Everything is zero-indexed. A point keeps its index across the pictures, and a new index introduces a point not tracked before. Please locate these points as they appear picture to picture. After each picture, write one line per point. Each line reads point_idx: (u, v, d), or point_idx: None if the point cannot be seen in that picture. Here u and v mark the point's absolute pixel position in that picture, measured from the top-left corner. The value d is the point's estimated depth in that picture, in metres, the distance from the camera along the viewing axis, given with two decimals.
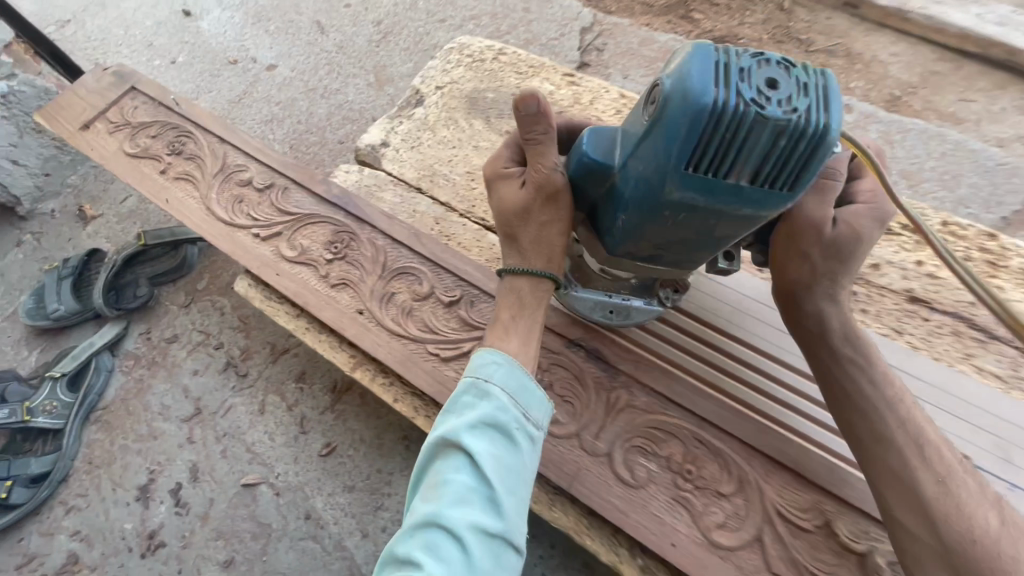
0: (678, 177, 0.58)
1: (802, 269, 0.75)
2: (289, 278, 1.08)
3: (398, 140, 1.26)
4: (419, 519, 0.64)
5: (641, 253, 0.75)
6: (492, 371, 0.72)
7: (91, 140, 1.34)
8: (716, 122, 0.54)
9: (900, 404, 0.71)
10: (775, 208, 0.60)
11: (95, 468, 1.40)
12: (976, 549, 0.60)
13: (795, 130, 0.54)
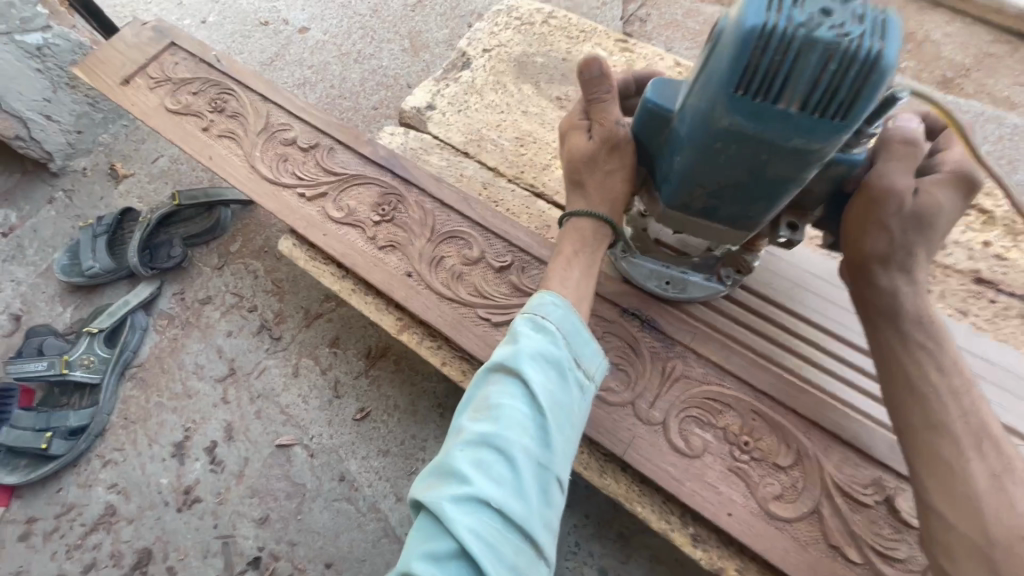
0: (722, 104, 0.52)
1: (881, 239, 0.67)
2: (335, 238, 1.06)
3: (444, 103, 1.23)
4: (471, 437, 0.64)
5: (694, 204, 0.68)
6: (551, 310, 0.72)
7: (137, 99, 1.30)
8: (763, 40, 0.48)
9: (964, 391, 0.63)
10: (826, 145, 0.53)
11: (131, 424, 1.41)
12: (1022, 548, 0.53)
13: (846, 54, 0.47)
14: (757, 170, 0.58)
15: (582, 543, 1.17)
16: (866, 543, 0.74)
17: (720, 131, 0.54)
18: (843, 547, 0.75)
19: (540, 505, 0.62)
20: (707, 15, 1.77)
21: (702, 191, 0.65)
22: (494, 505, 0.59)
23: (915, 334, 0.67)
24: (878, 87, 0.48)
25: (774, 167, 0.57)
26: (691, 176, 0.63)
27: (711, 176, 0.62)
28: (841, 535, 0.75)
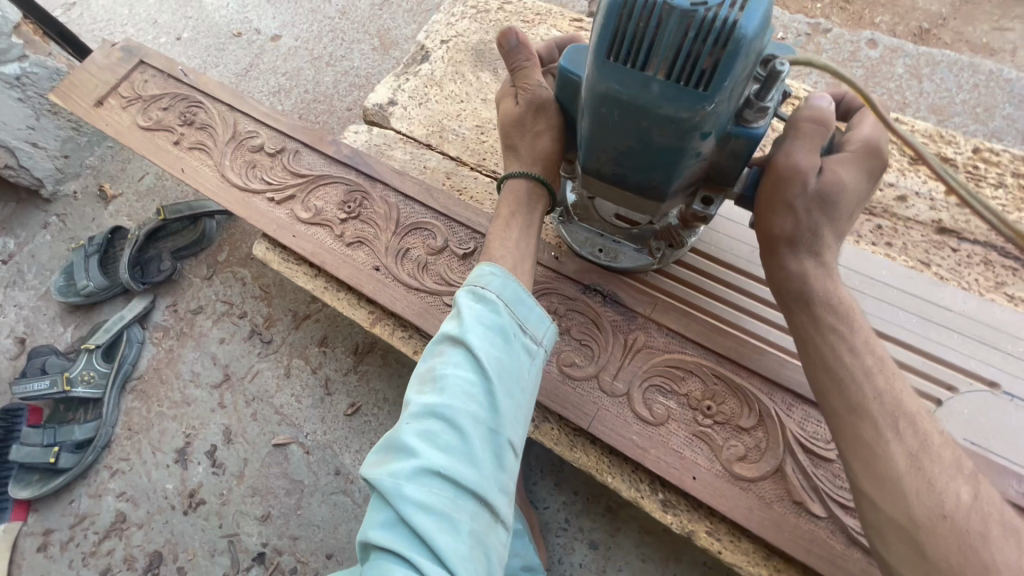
0: (599, 70, 0.61)
1: (788, 219, 0.73)
2: (304, 238, 1.09)
3: (405, 98, 1.25)
4: (419, 408, 0.67)
5: (604, 171, 0.75)
6: (490, 282, 0.76)
7: (106, 116, 1.36)
8: (629, 11, 0.57)
9: (878, 371, 0.68)
10: (697, 111, 0.60)
11: (135, 434, 1.47)
12: (941, 527, 0.58)
13: (702, 22, 0.55)
14: (643, 136, 0.65)
15: (572, 519, 1.19)
16: (829, 496, 0.75)
17: (603, 97, 0.63)
18: (806, 501, 0.76)
19: (491, 467, 0.66)
20: None
21: (608, 161, 0.72)
22: (445, 468, 0.62)
23: (827, 318, 0.73)
24: (733, 52, 0.56)
25: (656, 133, 0.64)
26: (595, 145, 0.71)
27: (611, 144, 0.69)
28: (804, 490, 0.76)
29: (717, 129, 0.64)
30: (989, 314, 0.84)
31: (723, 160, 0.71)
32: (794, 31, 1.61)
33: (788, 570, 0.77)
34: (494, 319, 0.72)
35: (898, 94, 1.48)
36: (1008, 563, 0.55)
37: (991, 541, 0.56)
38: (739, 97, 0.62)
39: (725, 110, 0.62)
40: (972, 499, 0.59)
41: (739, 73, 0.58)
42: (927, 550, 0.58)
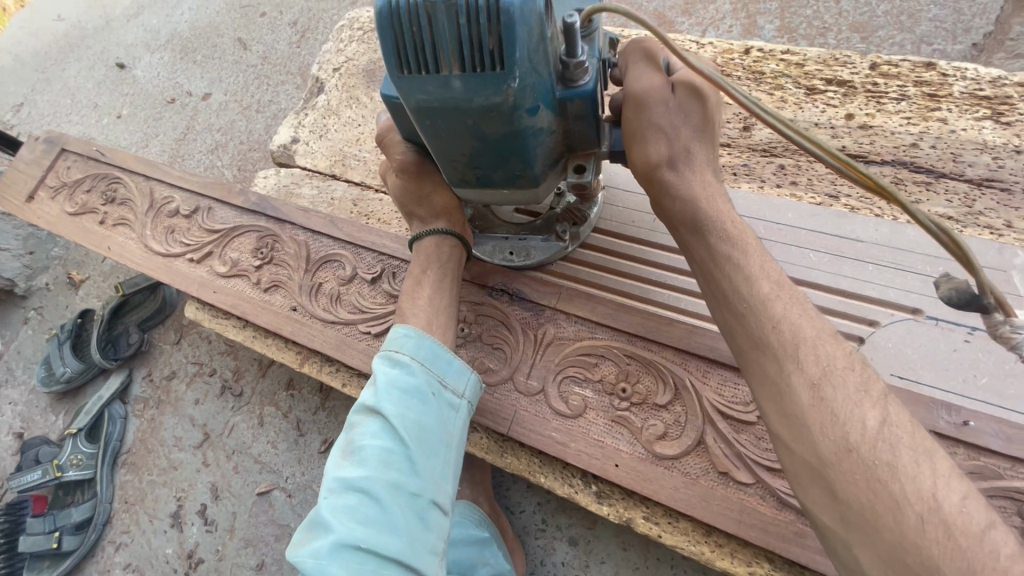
0: (400, 87, 0.57)
1: (660, 143, 0.70)
2: (225, 292, 1.10)
3: (306, 133, 1.25)
4: (337, 484, 0.67)
5: (468, 180, 0.69)
6: (403, 343, 0.76)
7: (39, 210, 1.40)
8: (399, 23, 0.55)
9: (773, 296, 0.60)
10: (510, 92, 0.56)
11: (131, 506, 1.51)
12: (848, 462, 0.50)
13: (469, 7, 0.53)
14: (477, 134, 0.60)
15: (549, 519, 1.17)
16: (754, 461, 0.72)
17: (418, 110, 0.59)
18: (731, 471, 0.72)
19: (416, 531, 0.66)
20: None
21: (464, 170, 0.66)
22: (364, 543, 0.63)
23: (722, 250, 0.65)
24: (509, 21, 0.53)
25: (486, 127, 0.59)
26: (442, 159, 0.66)
27: (455, 153, 0.64)
28: (728, 459, 0.73)
29: (544, 98, 0.60)
30: (903, 237, 0.80)
31: (571, 125, 0.68)
32: None
33: (731, 544, 0.73)
34: (409, 383, 0.72)
35: (817, 21, 1.40)
36: (922, 493, 0.47)
37: (902, 471, 0.48)
38: (548, 60, 0.59)
39: (539, 78, 0.58)
40: (880, 423, 0.50)
41: (527, 38, 0.55)
42: (836, 490, 0.50)
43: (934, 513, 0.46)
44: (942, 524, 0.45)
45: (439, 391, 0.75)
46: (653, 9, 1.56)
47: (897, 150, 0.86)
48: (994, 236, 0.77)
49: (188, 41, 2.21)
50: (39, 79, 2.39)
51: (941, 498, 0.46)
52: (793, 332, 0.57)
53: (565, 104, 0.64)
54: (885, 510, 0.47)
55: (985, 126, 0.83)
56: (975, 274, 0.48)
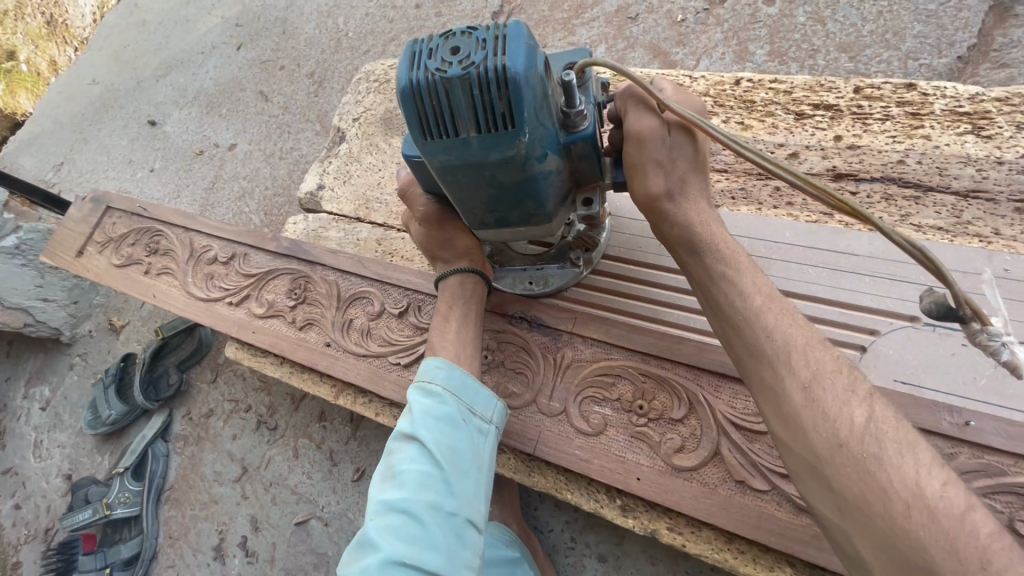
0: (424, 149, 0.65)
1: (660, 177, 0.76)
2: (263, 332, 1.18)
3: (331, 180, 1.35)
4: (379, 505, 0.73)
5: (488, 222, 0.76)
6: (434, 374, 0.82)
7: (88, 264, 1.52)
8: (418, 96, 0.62)
9: (765, 307, 0.66)
10: (521, 146, 0.63)
11: (176, 541, 1.58)
12: (839, 456, 0.55)
13: (478, 78, 0.60)
14: (495, 183, 0.67)
15: (577, 536, 1.20)
16: (769, 469, 0.76)
17: (441, 168, 0.66)
18: (748, 479, 0.76)
19: (454, 548, 0.72)
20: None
21: (484, 213, 0.74)
22: (407, 559, 0.68)
23: (716, 267, 0.73)
24: (515, 86, 0.59)
25: (502, 177, 0.66)
26: (464, 206, 0.73)
27: (476, 200, 0.71)
28: (744, 468, 0.77)
29: (551, 145, 0.68)
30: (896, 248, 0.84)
31: (576, 165, 0.75)
32: (692, 10, 1.63)
33: (752, 550, 0.77)
34: (442, 411, 0.78)
35: (806, 43, 1.47)
36: (907, 481, 0.52)
37: (887, 461, 0.53)
38: (551, 113, 0.66)
39: (545, 129, 0.65)
40: (867, 419, 0.56)
41: (532, 99, 0.61)
42: (831, 482, 0.56)
43: (918, 498, 0.50)
44: (926, 509, 0.50)
45: (469, 418, 0.81)
46: (648, 42, 1.65)
47: (885, 168, 0.91)
48: (983, 244, 0.82)
49: (213, 96, 2.37)
50: (77, 139, 2.57)
51: (924, 485, 0.51)
52: (785, 340, 0.63)
53: (569, 147, 0.72)
54: (874, 497, 0.52)
55: (968, 140, 0.88)
56: (950, 287, 0.52)
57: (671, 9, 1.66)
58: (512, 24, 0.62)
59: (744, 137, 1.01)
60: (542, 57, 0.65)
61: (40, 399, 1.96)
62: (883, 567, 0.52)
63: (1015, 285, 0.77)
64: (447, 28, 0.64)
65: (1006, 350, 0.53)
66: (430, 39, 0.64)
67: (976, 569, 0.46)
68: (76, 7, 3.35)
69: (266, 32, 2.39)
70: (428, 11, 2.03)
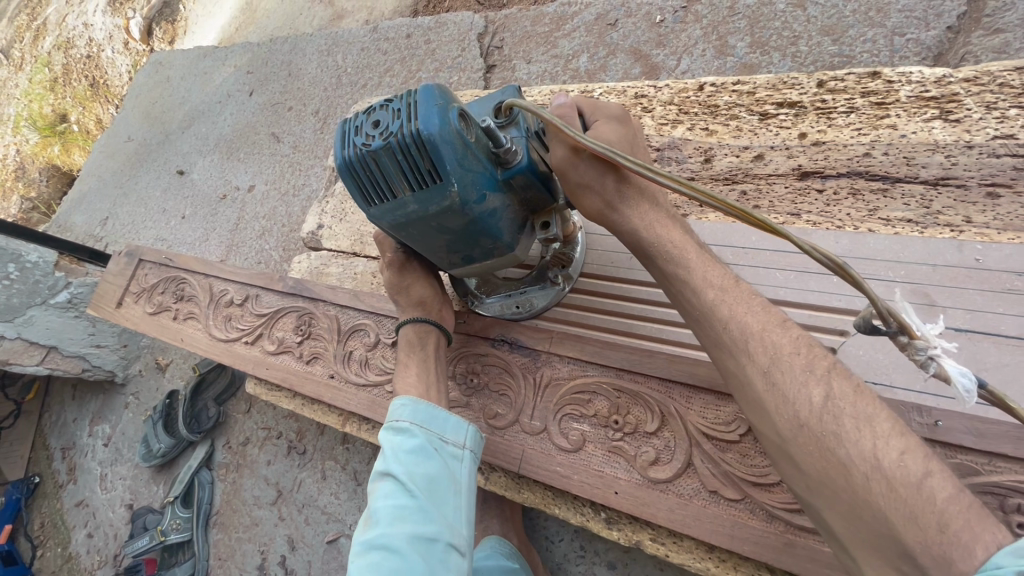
0: (372, 213, 0.75)
1: (592, 198, 0.78)
2: (276, 368, 1.27)
3: (330, 219, 1.44)
4: (362, 545, 0.79)
5: (456, 262, 0.82)
6: (402, 411, 0.89)
7: (126, 313, 1.67)
8: (354, 171, 0.72)
9: (719, 301, 0.66)
10: (452, 195, 0.69)
11: (224, 561, 1.70)
12: (802, 436, 0.56)
13: (397, 145, 0.68)
14: (443, 230, 0.74)
15: (586, 545, 1.22)
16: (741, 479, 0.77)
17: (392, 227, 0.76)
18: (721, 489, 0.78)
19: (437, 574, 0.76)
20: (552, 13, 1.84)
21: (448, 255, 0.81)
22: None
23: (669, 270, 0.73)
24: (431, 146, 0.67)
25: (447, 225, 0.73)
26: (430, 253, 0.81)
27: (436, 247, 0.78)
28: (717, 478, 0.79)
29: (487, 185, 0.72)
30: (862, 245, 0.83)
31: (524, 196, 0.79)
32: (670, 9, 1.62)
33: (733, 558, 0.78)
34: (411, 445, 0.85)
35: (786, 31, 1.44)
36: (865, 454, 0.51)
37: (846, 437, 0.53)
38: (479, 158, 0.71)
39: (475, 173, 0.70)
40: (825, 399, 0.55)
41: (452, 152, 0.68)
42: (798, 461, 0.56)
43: (876, 469, 0.50)
44: (885, 479, 0.50)
45: (441, 446, 0.87)
46: (629, 46, 1.66)
47: (852, 162, 0.90)
48: (953, 234, 0.80)
49: (232, 142, 2.53)
50: (119, 194, 2.80)
51: (882, 455, 0.51)
52: (741, 330, 0.63)
53: (510, 182, 0.76)
54: (836, 472, 0.53)
55: (935, 125, 0.86)
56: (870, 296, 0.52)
57: (649, 11, 1.65)
58: (423, 88, 0.70)
59: (709, 143, 1.02)
60: (459, 110, 0.72)
61: (103, 436, 2.16)
62: (853, 540, 0.52)
63: (989, 274, 0.74)
64: (370, 106, 0.74)
65: (934, 363, 0.51)
66: (358, 118, 0.75)
67: (934, 533, 0.46)
68: (113, 69, 3.64)
69: (274, 75, 2.53)
70: (418, 40, 2.10)
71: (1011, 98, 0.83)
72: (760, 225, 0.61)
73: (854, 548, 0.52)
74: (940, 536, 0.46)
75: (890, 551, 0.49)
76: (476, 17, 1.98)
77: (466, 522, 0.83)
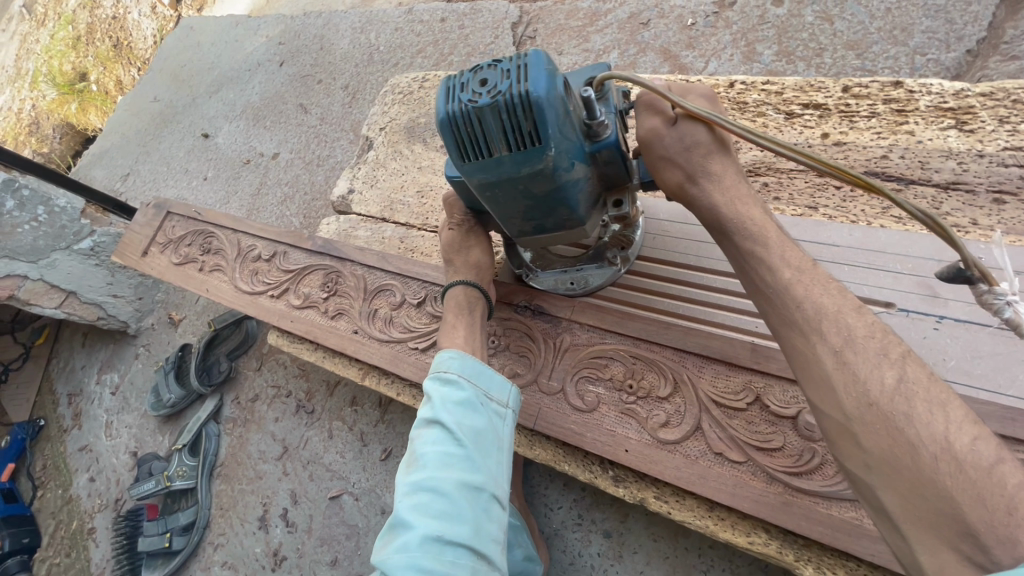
0: (464, 170, 0.79)
1: (674, 171, 0.83)
2: (300, 321, 1.32)
3: (360, 185, 1.49)
4: (408, 486, 0.79)
5: (528, 226, 0.88)
6: (449, 364, 0.90)
7: (151, 262, 1.72)
8: (454, 125, 0.75)
9: (796, 281, 0.68)
10: (545, 160, 0.74)
11: (225, 511, 1.75)
12: (869, 414, 0.56)
13: (504, 104, 0.71)
14: (528, 193, 0.79)
15: (584, 514, 1.27)
16: (745, 442, 0.83)
17: (481, 184, 0.80)
18: (726, 451, 0.84)
19: (482, 523, 0.77)
20: (586, 9, 1.90)
21: (522, 223, 0.87)
22: (441, 534, 0.73)
23: None
24: (538, 108, 0.71)
25: (534, 187, 0.78)
26: (505, 216, 0.86)
27: (514, 210, 0.84)
28: (722, 441, 0.84)
29: (577, 155, 0.78)
30: (874, 239, 0.89)
31: (603, 170, 0.86)
32: (702, 13, 1.69)
33: (732, 517, 0.84)
34: (460, 395, 0.86)
35: (813, 42, 1.50)
36: (936, 435, 0.52)
37: (916, 418, 0.54)
38: (575, 128, 0.77)
39: (569, 143, 0.76)
40: (897, 381, 0.56)
41: (555, 118, 0.72)
42: (860, 439, 0.57)
43: (947, 451, 0.51)
44: (954, 460, 0.51)
45: (486, 402, 0.88)
46: (659, 46, 1.72)
47: (870, 162, 0.96)
48: (960, 234, 0.86)
49: (258, 109, 2.58)
50: (141, 153, 2.84)
51: (954, 439, 0.52)
52: (815, 309, 0.64)
53: (595, 154, 0.82)
54: (903, 451, 0.53)
55: (950, 134, 0.92)
56: (958, 249, 0.57)
57: (681, 14, 1.72)
58: (532, 54, 0.74)
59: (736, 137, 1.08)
60: (561, 79, 0.76)
61: (111, 385, 2.20)
62: (909, 520, 0.53)
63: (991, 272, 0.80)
64: (476, 64, 0.77)
65: (1009, 309, 0.56)
66: (462, 75, 0.78)
67: (1002, 515, 0.47)
68: (138, 31, 3.67)
69: (306, 48, 2.58)
70: (453, 24, 2.15)
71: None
72: (855, 184, 0.64)
73: (909, 527, 0.52)
74: (1008, 519, 0.47)
75: (951, 529, 0.49)
76: (511, 6, 2.04)
77: (507, 476, 0.83)
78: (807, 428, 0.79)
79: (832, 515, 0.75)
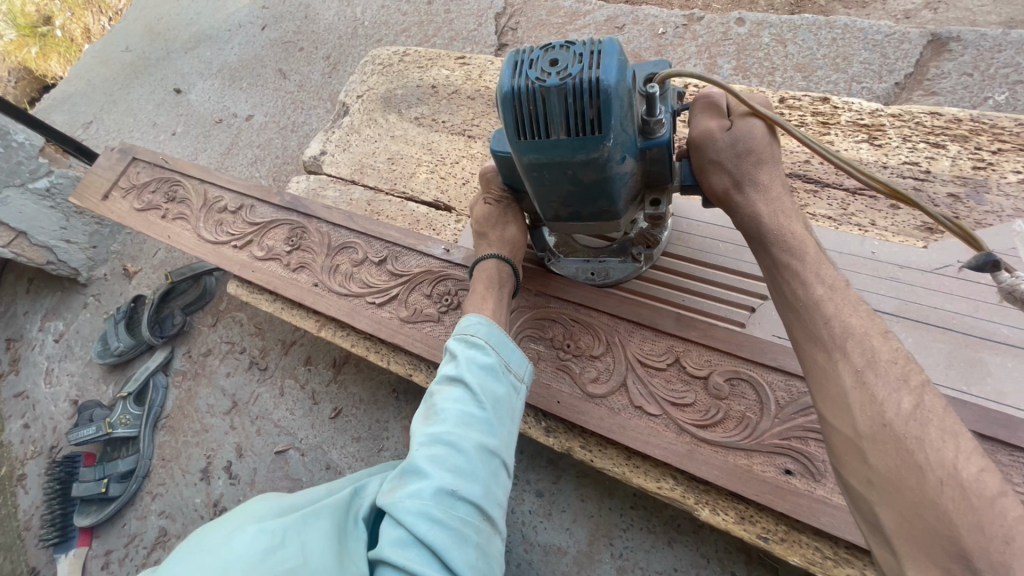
0: (517, 147, 0.78)
1: (721, 176, 0.88)
2: (261, 272, 1.36)
3: (333, 148, 1.54)
4: (425, 438, 0.78)
5: (562, 212, 0.89)
6: (476, 328, 0.90)
7: (111, 207, 1.70)
8: (517, 100, 0.75)
9: (826, 298, 0.72)
10: (600, 150, 0.75)
11: (167, 462, 1.74)
12: (882, 433, 0.59)
13: (573, 87, 0.72)
14: (574, 179, 0.80)
15: (520, 474, 1.35)
16: (662, 397, 0.93)
17: (530, 164, 0.80)
18: (645, 405, 0.93)
19: (491, 486, 0.77)
20: (567, 8, 1.98)
21: (559, 207, 0.88)
22: (454, 489, 0.73)
23: None
24: (605, 96, 0.72)
25: (582, 174, 0.79)
26: (543, 199, 0.87)
27: (556, 194, 0.85)
28: (642, 396, 0.94)
29: (629, 150, 0.80)
30: None
31: (648, 168, 0.88)
32: (672, 24, 1.81)
33: (645, 465, 0.94)
34: (483, 359, 0.85)
35: (767, 61, 1.65)
36: (944, 462, 0.55)
37: (928, 444, 0.56)
38: (633, 122, 0.79)
39: (626, 136, 0.77)
40: (914, 407, 0.59)
41: (619, 109, 0.73)
42: (868, 456, 0.59)
43: (953, 478, 0.53)
44: (959, 487, 0.52)
45: (506, 371, 0.88)
46: (630, 50, 1.82)
47: (794, 166, 1.11)
48: (862, 232, 0.99)
49: (235, 70, 2.56)
50: (105, 101, 2.77)
51: (962, 468, 0.54)
52: (843, 329, 0.68)
53: (645, 151, 0.84)
54: (908, 473, 0.56)
55: (862, 146, 1.05)
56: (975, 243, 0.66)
57: (653, 22, 1.83)
58: (605, 43, 0.75)
59: None
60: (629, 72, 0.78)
61: (54, 332, 2.14)
62: (901, 536, 0.54)
63: (879, 265, 0.93)
64: (548, 43, 0.77)
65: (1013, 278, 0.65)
66: (531, 51, 0.78)
67: (997, 543, 0.49)
68: None
69: (290, 15, 2.57)
70: (439, 8, 2.21)
71: (923, 134, 1.03)
72: (885, 190, 0.71)
73: (899, 541, 0.54)
74: (1004, 547, 0.48)
75: (942, 550, 0.51)
76: None
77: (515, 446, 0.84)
78: (715, 387, 0.90)
79: (727, 460, 0.86)
